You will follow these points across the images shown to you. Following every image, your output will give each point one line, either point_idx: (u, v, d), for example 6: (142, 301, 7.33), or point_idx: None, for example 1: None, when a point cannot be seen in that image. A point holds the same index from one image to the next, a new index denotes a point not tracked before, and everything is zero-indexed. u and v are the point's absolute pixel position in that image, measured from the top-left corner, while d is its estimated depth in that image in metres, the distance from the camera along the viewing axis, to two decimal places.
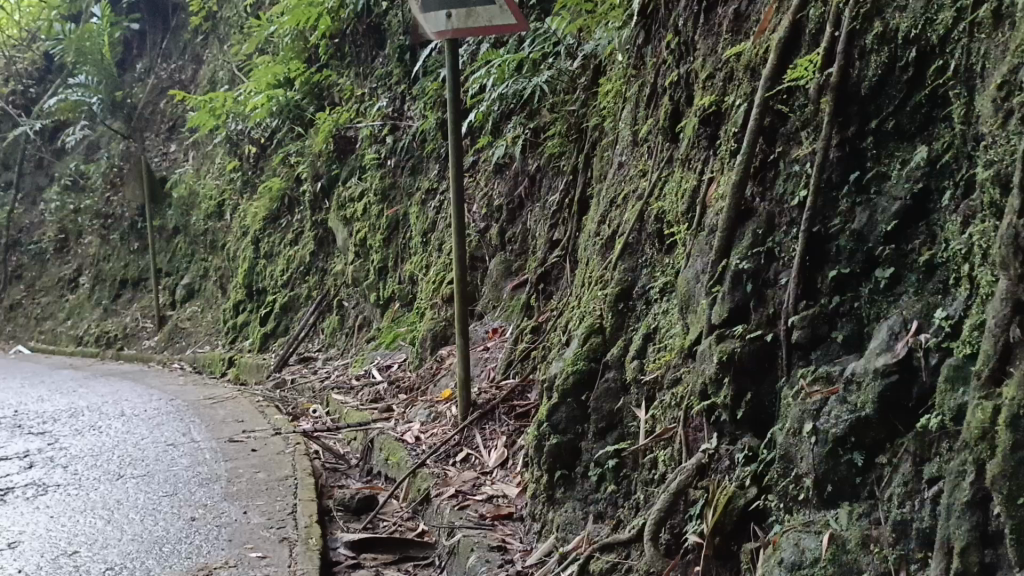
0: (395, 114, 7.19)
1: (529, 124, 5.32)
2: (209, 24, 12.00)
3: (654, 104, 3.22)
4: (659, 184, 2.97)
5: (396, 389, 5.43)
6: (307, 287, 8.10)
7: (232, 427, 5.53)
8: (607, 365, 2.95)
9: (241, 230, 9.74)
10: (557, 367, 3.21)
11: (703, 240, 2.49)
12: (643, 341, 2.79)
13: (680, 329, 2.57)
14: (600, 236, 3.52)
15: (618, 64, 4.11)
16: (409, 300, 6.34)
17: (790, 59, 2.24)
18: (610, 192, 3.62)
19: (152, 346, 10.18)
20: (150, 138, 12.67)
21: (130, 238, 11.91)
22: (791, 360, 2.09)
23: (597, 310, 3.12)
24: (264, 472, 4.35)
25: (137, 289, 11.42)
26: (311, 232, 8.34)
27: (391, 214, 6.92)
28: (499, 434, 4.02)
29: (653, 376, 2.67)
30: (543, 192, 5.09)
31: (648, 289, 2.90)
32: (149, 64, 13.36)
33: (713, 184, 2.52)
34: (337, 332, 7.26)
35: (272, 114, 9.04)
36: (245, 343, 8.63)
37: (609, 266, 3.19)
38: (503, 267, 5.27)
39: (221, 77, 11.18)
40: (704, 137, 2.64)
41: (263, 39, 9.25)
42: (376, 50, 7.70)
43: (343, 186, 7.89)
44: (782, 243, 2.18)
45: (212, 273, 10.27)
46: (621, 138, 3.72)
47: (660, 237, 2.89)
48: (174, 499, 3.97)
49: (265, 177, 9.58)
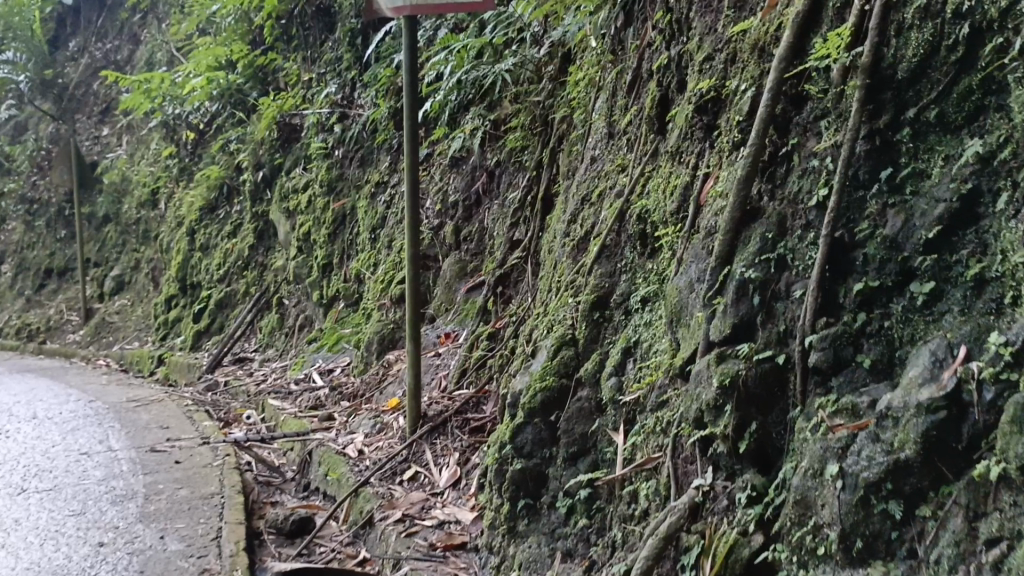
0: (344, 102, 6.75)
1: (488, 116, 4.98)
2: (149, 3, 11.32)
3: (635, 93, 2.91)
4: (641, 180, 2.67)
5: (338, 396, 5.02)
6: (245, 283, 7.61)
7: (155, 434, 5.04)
8: (579, 382, 2.62)
9: (177, 220, 9.17)
10: (521, 381, 2.86)
11: (699, 244, 2.17)
12: (622, 357, 2.48)
13: (668, 344, 2.26)
14: (571, 237, 3.20)
15: (590, 51, 3.79)
16: (355, 299, 5.93)
17: (810, 36, 1.94)
18: (582, 190, 3.30)
19: (77, 340, 9.53)
20: (82, 120, 11.95)
21: (57, 225, 11.19)
22: (806, 386, 1.79)
23: (568, 320, 2.80)
24: (187, 489, 3.90)
25: (63, 279, 10.72)
26: (251, 224, 7.85)
27: (338, 208, 6.50)
28: (451, 451, 3.66)
29: (633, 397, 2.35)
30: (502, 189, 4.77)
31: (628, 297, 2.58)
32: (82, 43, 12.52)
33: (710, 180, 2.22)
34: (276, 331, 6.80)
35: (212, 97, 8.50)
36: (176, 340, 8.09)
37: (583, 270, 2.87)
38: (458, 268, 4.91)
39: (158, 58, 10.56)
40: (699, 128, 2.33)
41: (205, 18, 8.69)
42: (326, 34, 7.26)
43: (286, 176, 7.43)
44: (796, 249, 1.88)
45: (144, 265, 9.66)
46: (593, 130, 3.41)
47: (642, 239, 2.58)
48: (81, 520, 3.50)
49: (204, 164, 9.03)
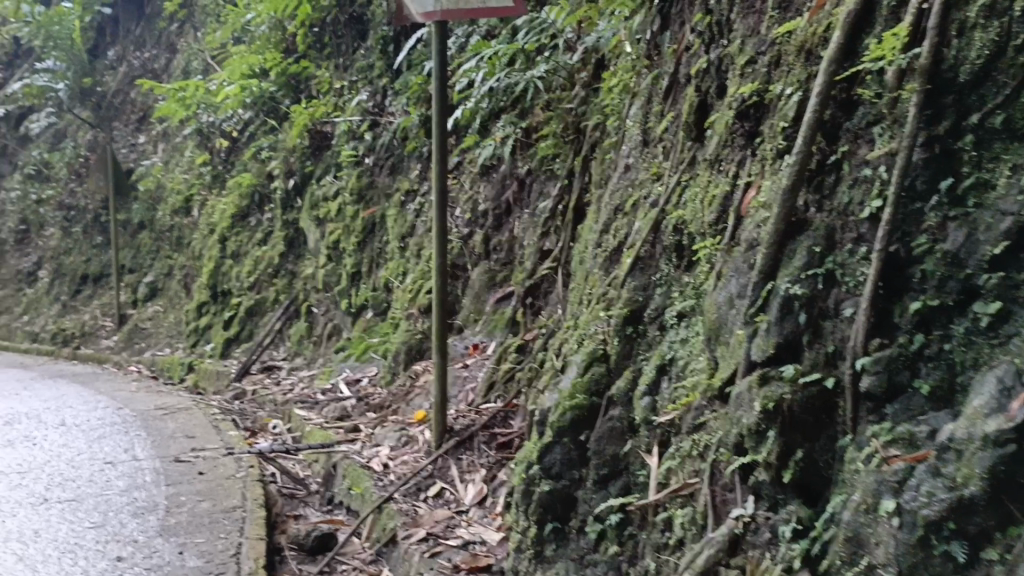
0: (375, 110, 6.71)
1: (519, 124, 4.89)
2: (186, 12, 11.42)
3: (672, 99, 2.80)
4: (678, 189, 2.55)
5: (364, 406, 4.95)
6: (274, 291, 7.59)
7: (180, 444, 5.00)
8: (611, 401, 2.50)
9: (209, 228, 9.20)
10: (550, 398, 2.75)
11: (739, 257, 2.05)
12: (657, 375, 2.36)
13: (706, 363, 2.13)
14: (603, 248, 3.08)
15: (625, 56, 3.68)
16: (384, 309, 5.86)
17: (862, 37, 1.82)
18: (615, 199, 3.18)
19: (110, 346, 9.60)
20: (118, 128, 12.06)
21: (93, 231, 11.32)
22: (857, 412, 1.66)
23: (599, 335, 2.68)
24: (209, 502, 3.84)
25: (97, 285, 10.82)
26: (281, 232, 7.83)
27: (367, 216, 6.44)
28: (478, 467, 3.56)
29: (669, 418, 2.23)
30: (533, 198, 4.67)
31: (663, 312, 2.46)
32: (121, 52, 12.66)
33: (751, 190, 2.10)
34: (305, 340, 6.75)
35: (245, 105, 8.52)
36: (206, 348, 8.09)
37: (615, 282, 2.75)
38: (487, 277, 4.82)
39: (194, 67, 10.65)
40: (740, 135, 2.21)
41: (239, 27, 8.72)
42: (358, 41, 7.23)
43: (317, 184, 7.40)
44: (846, 264, 1.75)
45: (176, 272, 9.71)
46: (627, 138, 3.30)
47: (678, 252, 2.47)
48: (100, 533, 3.45)
49: (237, 172, 9.05)
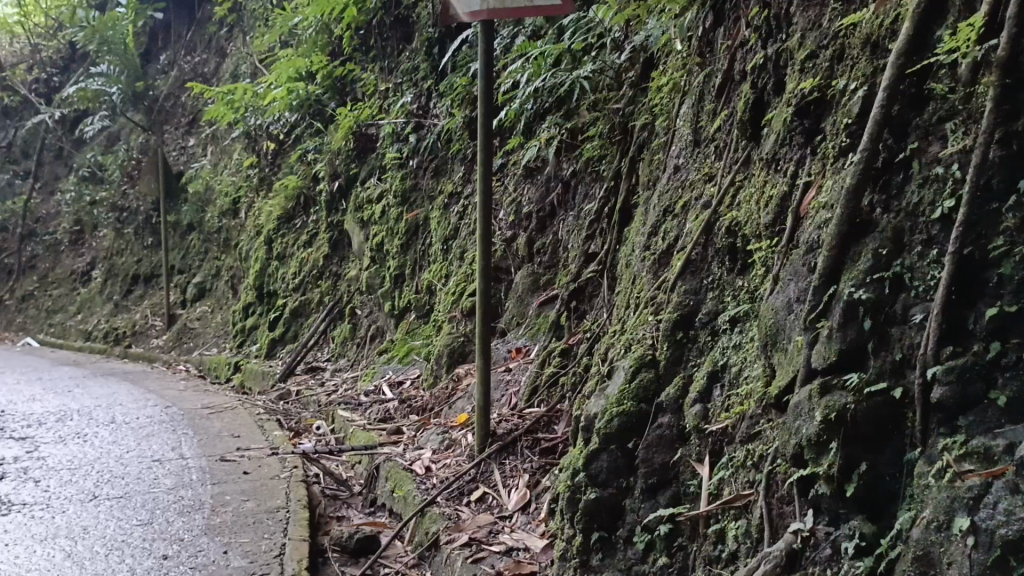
0: (420, 112, 6.70)
1: (565, 124, 4.83)
2: (235, 17, 11.59)
3: (725, 97, 2.72)
4: (731, 190, 2.47)
5: (407, 409, 4.93)
6: (319, 292, 7.63)
7: (226, 443, 5.04)
8: (660, 407, 2.42)
9: (255, 229, 9.30)
10: (597, 403, 2.68)
11: (798, 259, 1.96)
12: (709, 381, 2.28)
13: (762, 370, 2.05)
14: (652, 250, 3.01)
15: (675, 55, 3.60)
16: (427, 311, 5.85)
17: (935, 28, 1.73)
18: (663, 201, 3.10)
19: (160, 345, 9.76)
20: (169, 131, 12.30)
21: (144, 233, 11.54)
22: (926, 423, 1.57)
23: (648, 340, 2.61)
24: (253, 502, 3.84)
25: (148, 285, 11.02)
26: (326, 234, 7.87)
27: (411, 218, 6.44)
28: (521, 472, 3.51)
29: (721, 426, 2.15)
30: (578, 200, 4.60)
31: (715, 316, 2.38)
32: (172, 56, 12.94)
33: (811, 190, 2.02)
34: (348, 342, 6.77)
35: (291, 108, 8.60)
36: (252, 348, 8.17)
37: (665, 286, 2.68)
38: (530, 280, 4.77)
39: (242, 71, 10.79)
40: (799, 133, 2.12)
41: (286, 30, 8.80)
42: (404, 44, 7.24)
43: (362, 186, 7.43)
44: (916, 268, 1.66)
45: (224, 273, 9.84)
46: (677, 138, 3.22)
47: (732, 254, 2.39)
48: (147, 531, 3.47)
49: (283, 174, 9.14)
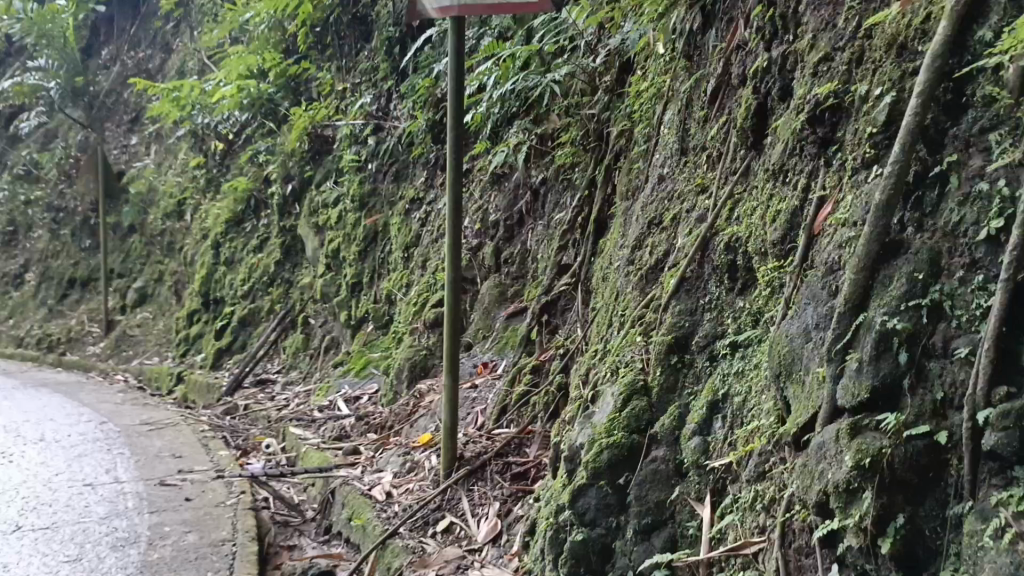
0: (379, 114, 6.43)
1: (534, 130, 4.63)
2: (182, 12, 11.14)
3: (719, 104, 2.54)
4: (729, 204, 2.30)
5: (364, 427, 4.66)
6: (269, 300, 7.29)
7: (166, 465, 4.70)
8: (654, 439, 2.23)
9: (202, 233, 8.90)
10: (582, 432, 2.48)
11: (815, 282, 1.78)
12: (708, 412, 2.10)
13: (773, 403, 1.86)
14: (636, 265, 2.82)
15: (656, 59, 3.42)
16: (385, 322, 5.59)
17: (975, 27, 1.55)
18: (648, 212, 2.91)
19: (97, 353, 9.28)
20: (110, 129, 11.78)
21: (82, 234, 10.99)
22: (975, 472, 1.38)
23: (638, 363, 2.42)
24: (195, 534, 3.54)
25: (86, 289, 10.50)
26: (277, 239, 7.54)
27: (369, 224, 6.17)
28: (490, 500, 3.29)
29: (726, 463, 1.96)
30: (548, 209, 4.42)
31: (714, 340, 2.20)
32: (115, 52, 12.38)
33: (827, 205, 1.84)
34: (301, 353, 6.45)
35: (242, 107, 8.23)
36: (197, 357, 7.79)
37: (656, 304, 2.49)
38: (497, 292, 4.55)
39: (190, 68, 10.36)
40: (812, 143, 1.94)
41: (238, 26, 8.44)
42: (362, 43, 6.96)
43: (316, 190, 7.12)
44: (957, 294, 1.48)
45: (167, 277, 9.39)
46: (661, 145, 3.04)
47: (732, 272, 2.21)
48: (75, 569, 3.16)
49: (232, 176, 8.77)
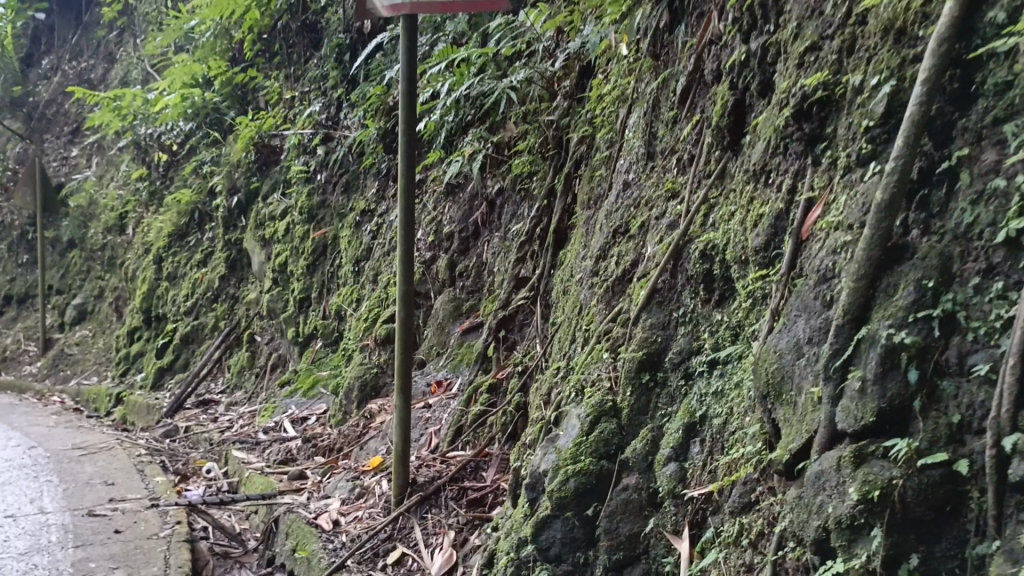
0: (329, 123, 6.18)
1: (490, 138, 4.45)
2: (125, 20, 10.74)
3: (690, 103, 2.38)
4: (704, 209, 2.13)
5: (312, 449, 4.39)
6: (214, 316, 6.96)
7: (97, 493, 4.34)
8: (625, 465, 2.02)
9: (144, 247, 8.52)
10: (545, 458, 2.26)
11: (806, 291, 1.61)
12: (685, 435, 1.90)
13: (759, 426, 1.68)
14: (601, 277, 2.63)
15: (619, 61, 3.26)
16: (335, 339, 5.32)
17: (984, 8, 1.40)
18: (612, 219, 2.73)
19: (33, 373, 8.81)
20: (50, 140, 11.29)
21: (19, 249, 10.48)
22: (1000, 505, 1.21)
23: (606, 382, 2.22)
24: (123, 571, 3.23)
25: (22, 307, 10.00)
26: (222, 253, 7.22)
27: (318, 237, 5.91)
28: (444, 528, 3.06)
29: (706, 492, 1.77)
30: (504, 219, 4.23)
31: (688, 356, 2.01)
32: (56, 61, 11.81)
33: (816, 208, 1.68)
34: (246, 371, 6.13)
35: (185, 116, 7.90)
36: (137, 377, 7.40)
37: (624, 318, 2.30)
38: (452, 306, 4.34)
39: (133, 77, 9.98)
40: (797, 140, 1.78)
41: (182, 34, 8.10)
42: (312, 51, 6.72)
43: (263, 202, 6.83)
44: (971, 304, 1.32)
45: (108, 293, 8.97)
46: (626, 150, 2.86)
47: (708, 282, 2.03)
48: None
49: (176, 188, 8.41)
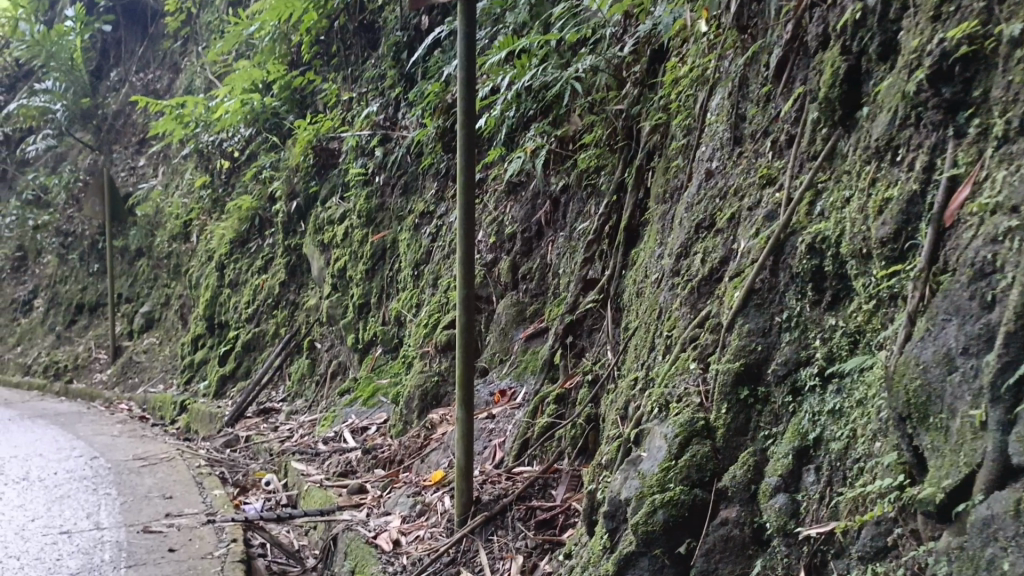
0: (387, 123, 6.01)
1: (553, 131, 4.19)
2: (189, 30, 10.81)
3: (788, 77, 2.10)
4: (809, 197, 1.83)
5: (372, 461, 4.20)
6: (274, 323, 6.87)
7: (154, 507, 4.22)
8: (722, 495, 1.74)
9: (207, 254, 8.50)
10: (626, 483, 1.99)
11: (956, 290, 1.31)
12: (796, 461, 1.61)
13: (895, 455, 1.38)
14: (683, 278, 2.35)
15: (697, 40, 2.97)
16: (395, 346, 5.14)
17: None
18: (693, 213, 2.44)
19: (103, 381, 8.88)
20: (118, 151, 11.42)
21: (90, 258, 10.61)
22: None
23: (696, 397, 1.94)
24: None
25: (93, 315, 10.12)
26: (282, 258, 7.11)
27: (377, 241, 5.74)
28: (512, 553, 2.81)
29: (826, 532, 1.48)
30: (570, 217, 3.96)
31: (796, 368, 1.72)
32: (123, 72, 11.95)
33: (964, 189, 1.38)
34: (306, 379, 5.99)
35: (245, 122, 7.84)
36: (200, 386, 7.35)
37: (713, 323, 2.02)
38: (515, 311, 4.10)
39: (196, 86, 10.01)
40: (934, 109, 1.49)
41: (242, 40, 8.05)
42: (369, 51, 6.56)
43: (321, 206, 6.71)
44: None
45: (173, 301, 8.99)
46: (708, 135, 2.58)
47: (818, 281, 1.74)
48: None
49: (237, 195, 8.37)
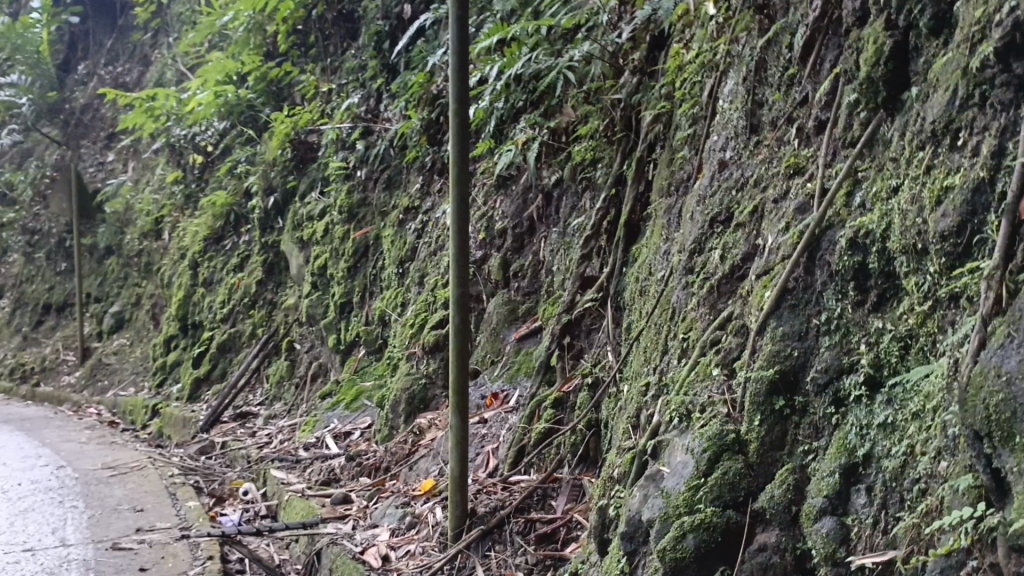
0: (368, 115, 5.79)
1: (546, 122, 4.01)
2: (160, 21, 10.50)
3: (817, 58, 1.94)
4: (848, 186, 1.67)
5: (357, 468, 4.00)
6: (251, 323, 6.63)
7: (124, 522, 3.99)
8: (760, 517, 1.58)
9: (180, 252, 8.22)
10: (646, 501, 1.82)
11: None
12: (844, 479, 1.45)
13: (969, 477, 1.22)
14: (699, 276, 2.19)
15: (704, 23, 2.81)
16: (379, 346, 4.94)
17: None
18: (707, 206, 2.27)
19: (72, 383, 8.58)
20: (87, 146, 11.08)
21: (57, 257, 10.27)
22: None
23: (722, 406, 1.77)
24: None
25: (61, 315, 9.78)
26: (259, 256, 6.88)
27: (358, 237, 5.53)
28: (511, 570, 2.63)
29: (885, 561, 1.32)
30: (564, 212, 3.79)
31: (838, 376, 1.56)
32: (91, 65, 11.63)
33: None
34: (285, 381, 5.77)
35: (219, 115, 7.57)
36: (173, 388, 7.09)
37: (739, 326, 1.86)
38: (506, 310, 3.92)
39: (168, 78, 9.72)
40: (1004, 86, 1.33)
41: (216, 30, 7.78)
42: (350, 41, 6.34)
43: (300, 201, 6.48)
44: None
45: (145, 301, 8.70)
46: (721, 122, 2.41)
47: (861, 280, 1.58)
48: None
49: (211, 190, 8.11)
